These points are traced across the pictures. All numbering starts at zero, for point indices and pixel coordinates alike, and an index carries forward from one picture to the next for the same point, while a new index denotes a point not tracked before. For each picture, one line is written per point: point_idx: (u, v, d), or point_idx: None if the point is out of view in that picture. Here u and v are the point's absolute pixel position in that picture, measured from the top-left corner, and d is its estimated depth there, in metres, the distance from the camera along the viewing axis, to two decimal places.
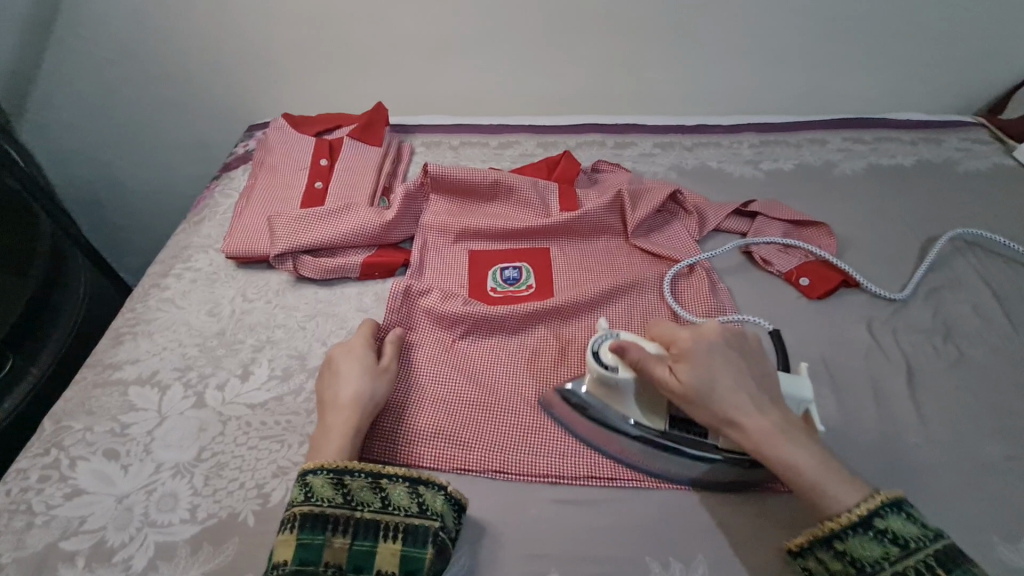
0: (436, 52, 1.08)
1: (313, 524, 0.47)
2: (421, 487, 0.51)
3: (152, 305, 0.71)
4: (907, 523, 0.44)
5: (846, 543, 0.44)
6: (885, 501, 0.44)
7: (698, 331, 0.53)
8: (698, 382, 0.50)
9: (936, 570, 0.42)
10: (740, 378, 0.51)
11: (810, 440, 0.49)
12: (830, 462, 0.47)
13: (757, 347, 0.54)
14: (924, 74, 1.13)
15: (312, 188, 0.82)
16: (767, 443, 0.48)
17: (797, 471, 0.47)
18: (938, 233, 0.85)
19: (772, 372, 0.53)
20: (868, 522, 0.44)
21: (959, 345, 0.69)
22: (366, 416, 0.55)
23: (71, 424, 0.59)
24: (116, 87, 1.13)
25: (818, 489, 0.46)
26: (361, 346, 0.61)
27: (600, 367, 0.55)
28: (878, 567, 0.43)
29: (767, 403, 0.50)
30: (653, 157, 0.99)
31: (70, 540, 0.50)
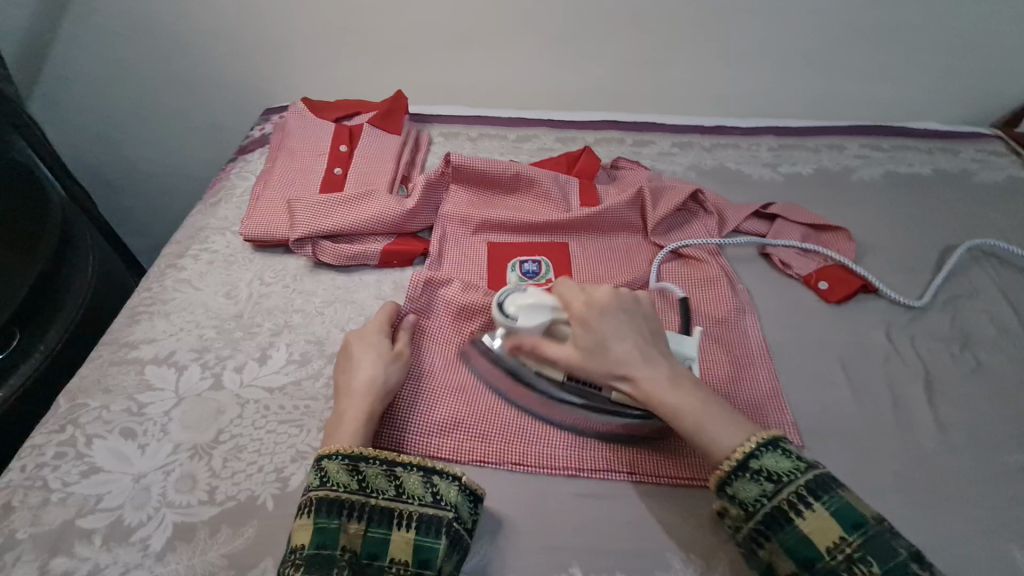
0: (456, 42, 1.07)
1: (329, 509, 0.46)
2: (434, 477, 0.50)
3: (168, 285, 0.71)
4: (780, 459, 0.46)
5: (732, 488, 0.46)
6: (761, 441, 0.47)
7: (592, 294, 0.55)
8: (591, 342, 0.52)
9: (809, 500, 0.44)
10: (632, 337, 0.53)
11: (697, 389, 0.51)
12: (714, 407, 0.50)
13: (648, 307, 0.56)
14: (942, 84, 1.14)
15: (331, 173, 0.82)
16: (656, 395, 0.50)
17: (683, 419, 0.49)
18: (955, 242, 0.86)
19: (661, 331, 0.56)
20: (743, 466, 0.46)
21: (976, 354, 0.69)
22: (379, 403, 0.55)
23: (87, 401, 0.58)
24: (131, 65, 1.11)
25: (702, 435, 0.48)
26: (375, 332, 0.61)
27: (501, 316, 0.58)
28: (759, 505, 0.45)
29: (657, 358, 0.52)
30: (671, 157, 0.99)
31: (87, 518, 0.50)
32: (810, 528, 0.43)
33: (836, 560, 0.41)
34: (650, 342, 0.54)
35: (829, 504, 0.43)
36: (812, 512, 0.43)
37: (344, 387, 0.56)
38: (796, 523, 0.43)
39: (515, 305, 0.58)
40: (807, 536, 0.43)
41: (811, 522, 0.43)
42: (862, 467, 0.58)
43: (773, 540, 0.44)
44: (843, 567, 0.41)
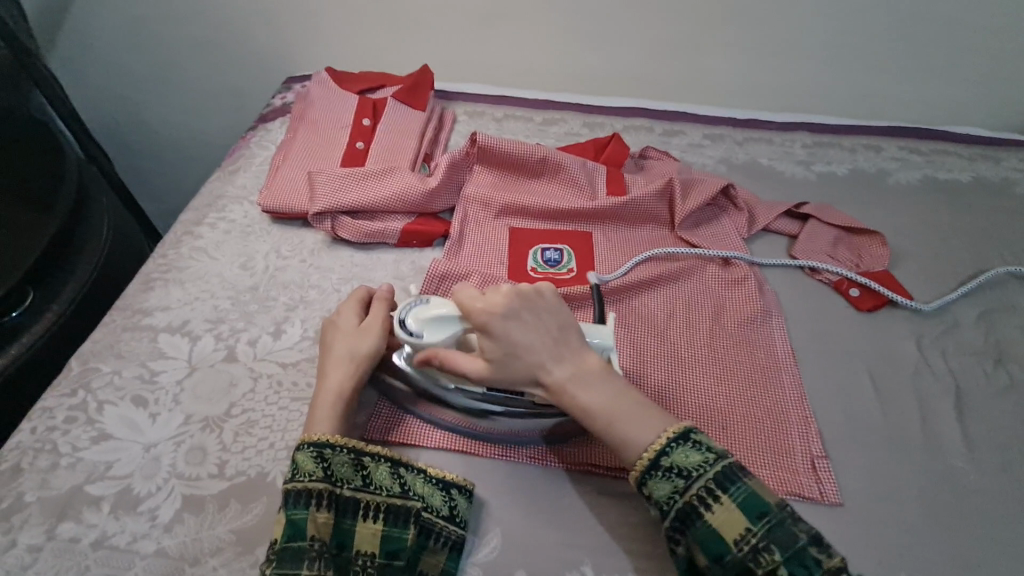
0: (486, 19, 1.04)
1: (297, 499, 0.45)
2: (402, 468, 0.49)
3: (184, 253, 0.69)
4: (690, 453, 0.46)
5: (648, 487, 0.46)
6: (673, 435, 0.46)
7: (491, 300, 0.50)
8: (496, 353, 0.48)
9: (717, 492, 0.44)
10: (540, 340, 0.49)
11: (612, 386, 0.49)
12: (630, 403, 0.48)
13: (552, 300, 0.51)
14: (988, 89, 1.09)
15: (352, 147, 0.79)
16: (568, 399, 0.48)
17: (596, 420, 0.47)
18: (993, 254, 0.82)
19: (571, 321, 0.51)
20: (655, 465, 0.45)
21: (1010, 371, 0.67)
22: (349, 381, 0.53)
23: (99, 366, 0.57)
24: (151, 26, 1.09)
25: (616, 440, 0.47)
26: (346, 309, 0.59)
27: (405, 334, 0.52)
28: (671, 503, 0.45)
29: (568, 357, 0.49)
30: (702, 149, 0.96)
31: (96, 485, 0.49)
32: (718, 521, 0.43)
33: (742, 550, 0.42)
34: (559, 339, 0.50)
35: (736, 496, 0.44)
36: (719, 505, 0.44)
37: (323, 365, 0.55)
38: (705, 518, 0.44)
39: (416, 319, 0.52)
40: (716, 530, 0.43)
41: (719, 516, 0.43)
42: (887, 481, 0.57)
43: (686, 535, 0.44)
44: (749, 557, 0.42)
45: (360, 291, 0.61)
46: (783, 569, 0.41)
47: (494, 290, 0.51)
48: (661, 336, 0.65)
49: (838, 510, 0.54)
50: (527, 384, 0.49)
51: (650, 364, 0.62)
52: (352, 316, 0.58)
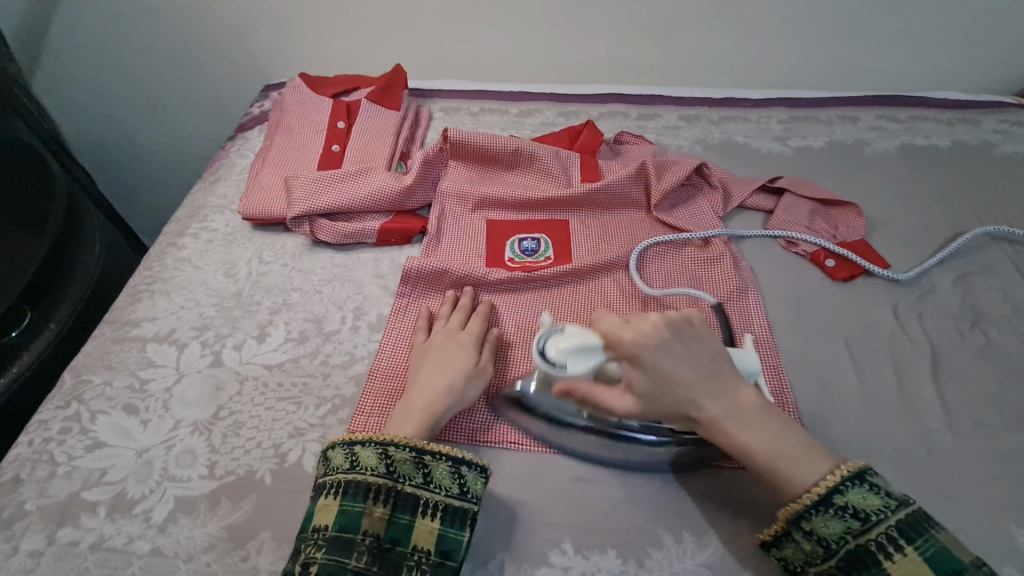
0: (456, 15, 1.04)
1: (356, 491, 0.47)
2: (462, 467, 0.49)
3: (169, 264, 0.71)
4: (868, 495, 0.45)
5: (810, 523, 0.45)
6: (846, 474, 0.45)
7: (639, 328, 0.50)
8: (647, 385, 0.49)
9: (898, 542, 0.43)
10: (691, 374, 0.49)
11: (767, 415, 0.49)
12: (789, 442, 0.48)
13: (701, 327, 0.52)
14: (965, 52, 1.08)
15: (329, 150, 0.81)
16: (724, 433, 0.48)
17: (760, 456, 0.47)
18: (972, 217, 0.83)
19: (719, 353, 0.51)
20: (829, 501, 0.45)
21: (986, 332, 0.68)
22: (447, 405, 0.54)
23: (91, 378, 0.59)
24: (130, 44, 1.11)
25: (777, 478, 0.47)
26: (457, 315, 0.63)
27: (546, 365, 0.52)
28: (841, 543, 0.44)
29: (722, 389, 0.49)
30: (677, 130, 0.96)
31: (92, 491, 0.51)
32: (900, 571, 0.42)
33: None
34: (712, 370, 0.50)
35: (922, 549, 0.42)
36: (904, 556, 0.42)
37: (438, 364, 0.57)
38: (884, 565, 0.42)
39: (557, 348, 0.52)
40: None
41: (901, 566, 0.42)
42: (862, 445, 0.58)
43: None
44: None
45: (484, 310, 0.64)
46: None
47: (642, 318, 0.52)
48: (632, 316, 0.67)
49: None
50: (677, 415, 0.49)
51: None
52: (477, 330, 0.61)
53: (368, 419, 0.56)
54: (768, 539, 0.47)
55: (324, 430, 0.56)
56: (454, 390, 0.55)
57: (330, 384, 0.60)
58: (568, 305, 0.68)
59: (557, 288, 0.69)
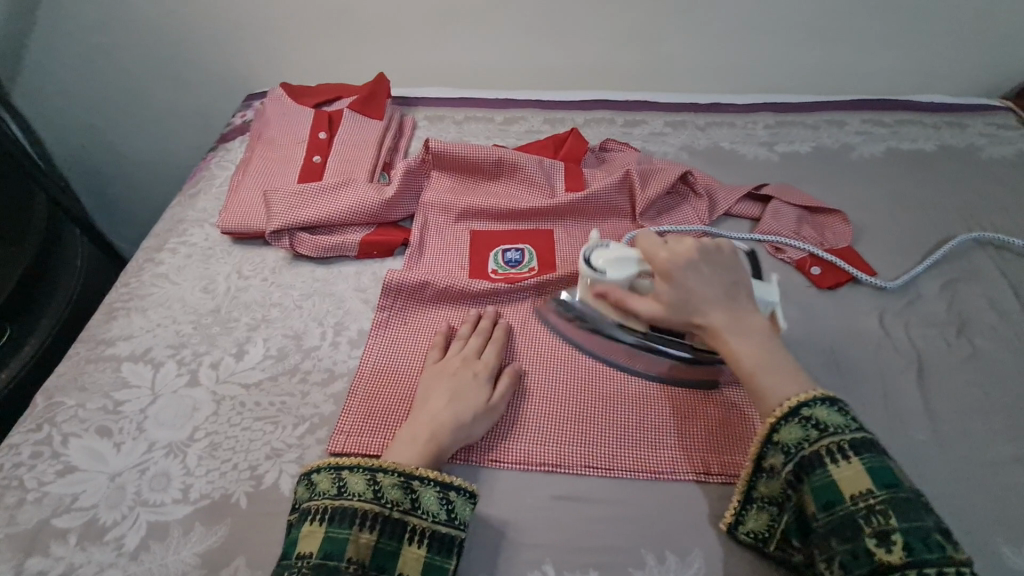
0: (440, 22, 1.04)
1: (342, 517, 0.46)
2: (451, 493, 0.49)
3: (146, 280, 0.70)
4: (833, 412, 0.44)
5: (776, 433, 0.46)
6: (818, 395, 0.45)
7: (672, 247, 0.53)
8: (667, 294, 0.52)
9: (847, 453, 0.42)
10: (710, 285, 0.51)
11: (770, 340, 0.50)
12: (780, 361, 0.48)
13: (730, 255, 0.54)
14: (951, 55, 1.08)
15: (309, 162, 0.80)
16: (723, 344, 0.50)
17: (745, 365, 0.48)
18: (958, 222, 0.82)
19: (744, 280, 0.53)
20: (793, 411, 0.45)
21: (972, 339, 0.67)
22: (450, 435, 0.53)
23: (63, 400, 0.58)
24: (113, 54, 1.10)
25: (757, 385, 0.47)
26: (474, 339, 0.62)
27: (591, 271, 0.57)
28: (797, 449, 0.44)
29: (736, 310, 0.51)
30: (663, 137, 0.96)
31: (62, 517, 0.50)
32: (840, 475, 0.42)
33: (857, 506, 0.40)
34: (732, 290, 0.52)
35: (867, 461, 0.42)
36: (846, 464, 0.42)
37: (452, 393, 0.56)
38: (827, 468, 0.43)
39: (602, 259, 0.57)
40: (835, 482, 0.42)
41: (843, 471, 0.42)
42: None
43: (803, 482, 0.44)
44: (861, 514, 0.40)
45: (501, 333, 0.63)
46: (899, 537, 0.38)
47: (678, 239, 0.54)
48: None
49: None
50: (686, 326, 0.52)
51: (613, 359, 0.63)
52: (494, 360, 0.60)
53: (346, 438, 0.55)
54: (732, 518, 0.49)
55: (302, 451, 0.55)
56: (460, 421, 0.53)
57: (309, 403, 0.59)
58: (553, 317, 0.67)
59: (541, 300, 0.68)
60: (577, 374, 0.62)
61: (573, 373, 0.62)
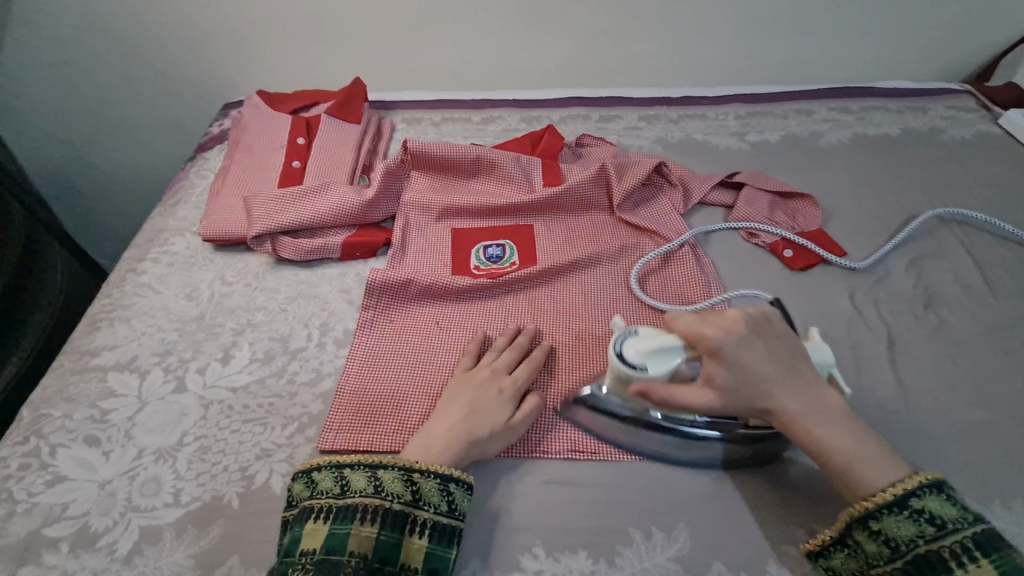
0: (415, 26, 1.05)
1: (344, 514, 0.47)
2: (450, 484, 0.49)
3: (128, 290, 0.70)
4: (946, 504, 0.43)
5: (880, 522, 0.44)
6: (924, 481, 0.44)
7: (719, 324, 0.50)
8: (730, 382, 0.48)
9: (973, 554, 0.41)
10: (770, 368, 0.49)
11: (846, 417, 0.48)
12: (865, 442, 0.47)
13: (777, 323, 0.52)
14: (911, 42, 1.12)
15: (289, 167, 0.80)
16: (803, 430, 0.47)
17: (836, 455, 0.46)
18: (922, 202, 0.85)
19: (798, 350, 0.51)
20: (905, 503, 0.44)
21: (939, 313, 0.70)
22: (463, 443, 0.52)
23: (49, 411, 0.58)
24: (87, 68, 1.09)
25: (851, 476, 0.46)
26: (507, 354, 0.61)
27: (628, 369, 0.52)
28: (912, 546, 0.43)
29: (802, 387, 0.49)
30: (638, 131, 0.98)
31: (53, 526, 0.50)
32: None
33: None
34: (791, 367, 0.50)
35: (998, 563, 0.41)
36: (977, 568, 0.41)
37: (471, 408, 0.55)
38: (956, 573, 0.41)
39: (637, 352, 0.52)
40: None
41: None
42: None
43: None
44: None
45: (541, 353, 0.62)
46: None
47: (719, 315, 0.51)
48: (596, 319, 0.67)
49: (775, 464, 0.55)
50: (755, 412, 0.49)
51: (593, 347, 0.65)
52: (524, 378, 0.59)
53: (335, 435, 0.56)
54: (816, 547, 0.48)
55: (291, 450, 0.55)
56: (478, 437, 0.53)
57: (297, 403, 0.59)
58: (535, 308, 0.69)
59: (523, 293, 0.70)
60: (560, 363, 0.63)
61: (558, 361, 0.63)
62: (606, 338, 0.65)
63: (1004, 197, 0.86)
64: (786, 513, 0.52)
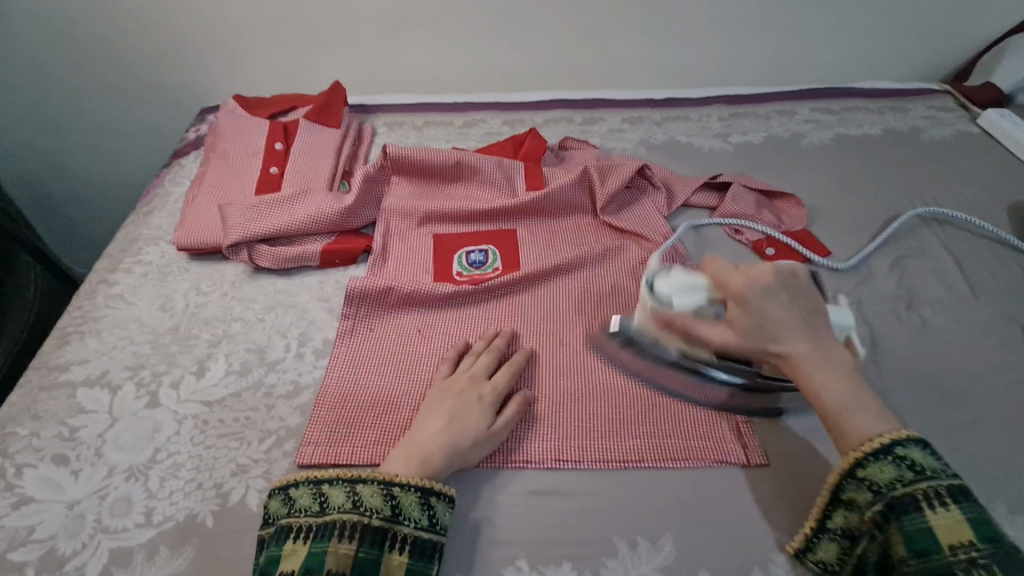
0: (395, 29, 1.04)
1: (323, 532, 0.45)
2: (432, 498, 0.48)
3: (100, 302, 0.68)
4: (927, 456, 0.43)
5: (864, 470, 0.44)
6: (909, 434, 0.44)
7: (749, 272, 0.52)
8: (745, 320, 0.50)
9: (945, 499, 0.41)
10: (788, 315, 0.50)
11: (851, 373, 0.48)
12: (864, 397, 0.47)
13: (808, 283, 0.52)
14: (891, 42, 1.13)
15: (266, 173, 0.79)
16: (801, 374, 0.48)
17: (830, 401, 0.47)
18: (904, 202, 0.86)
19: (822, 308, 0.51)
20: (887, 449, 0.43)
21: (921, 312, 0.70)
22: (444, 453, 0.52)
23: (16, 430, 0.56)
24: (59, 72, 1.07)
25: (842, 423, 0.46)
26: (485, 357, 0.60)
27: (655, 302, 0.56)
28: (890, 490, 0.42)
29: (814, 337, 0.50)
30: (622, 133, 0.97)
31: (18, 551, 0.48)
32: (939, 523, 0.40)
33: (958, 558, 0.38)
34: (811, 320, 0.50)
35: (967, 511, 0.40)
36: (946, 511, 0.40)
37: (453, 414, 0.55)
38: (924, 513, 0.41)
39: (666, 287, 0.56)
40: (932, 529, 0.40)
41: (942, 519, 0.40)
42: (820, 433, 0.57)
43: (893, 523, 0.42)
44: (963, 567, 0.38)
45: (521, 357, 0.61)
46: None
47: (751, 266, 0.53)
48: (579, 325, 0.67)
49: (762, 470, 0.55)
50: (762, 355, 0.51)
51: (578, 354, 0.64)
52: (504, 383, 0.58)
53: (314, 449, 0.55)
54: (800, 544, 0.49)
55: (268, 465, 0.54)
56: (458, 448, 0.52)
57: (274, 416, 0.58)
58: (518, 314, 0.68)
59: (506, 299, 0.69)
60: (546, 369, 0.62)
61: (544, 367, 0.62)
62: (590, 345, 0.65)
63: (984, 196, 0.87)
64: (771, 520, 0.52)
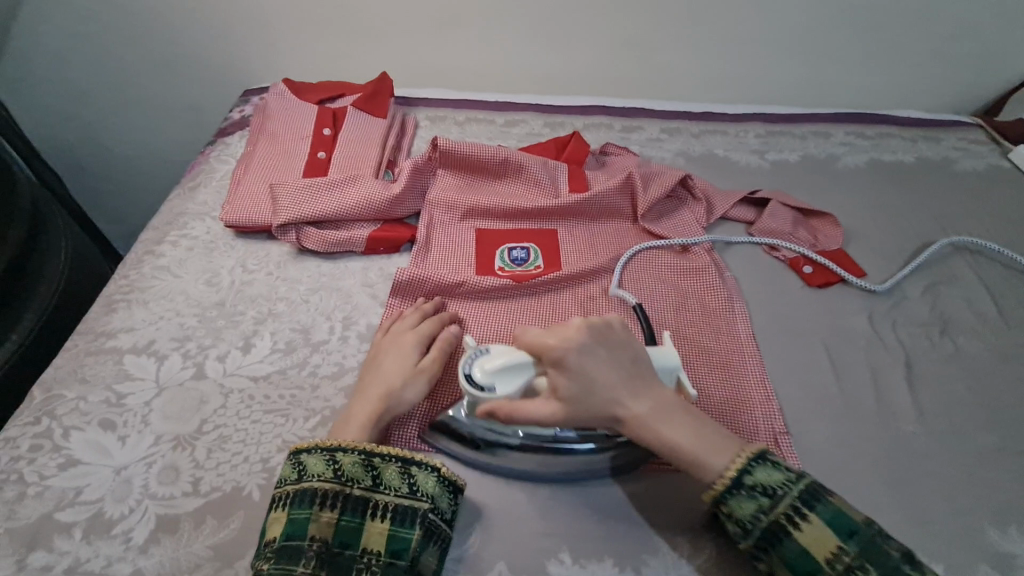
0: (442, 25, 1.05)
1: (302, 498, 0.46)
2: (412, 467, 0.49)
3: (147, 272, 0.69)
4: (771, 472, 0.46)
5: (728, 506, 0.46)
6: (750, 455, 0.47)
7: (563, 331, 0.50)
8: (573, 390, 0.48)
9: (803, 511, 0.44)
10: (610, 373, 0.49)
11: (689, 414, 0.49)
12: (707, 433, 0.48)
13: (623, 332, 0.52)
14: (928, 72, 1.14)
15: (314, 157, 0.80)
16: (646, 432, 0.48)
17: (681, 450, 0.47)
18: (936, 229, 0.87)
19: (641, 355, 0.51)
20: (738, 483, 0.46)
21: (954, 338, 0.71)
22: (386, 410, 0.53)
23: (62, 392, 0.56)
24: (107, 44, 1.08)
25: (697, 469, 0.47)
26: (410, 316, 0.62)
27: (474, 390, 0.50)
28: (755, 522, 0.45)
29: (644, 389, 0.49)
30: (660, 143, 0.99)
31: (66, 511, 0.48)
32: (808, 539, 0.43)
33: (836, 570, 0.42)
34: (634, 372, 0.50)
35: (823, 514, 0.44)
36: (810, 524, 0.44)
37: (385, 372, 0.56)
38: (794, 536, 0.44)
39: (484, 371, 0.50)
40: (805, 549, 0.43)
41: (809, 534, 0.43)
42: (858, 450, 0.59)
43: (771, 554, 0.44)
44: None
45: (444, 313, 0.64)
46: None
47: (564, 324, 0.51)
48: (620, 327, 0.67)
49: None
50: (603, 420, 0.49)
51: None
52: (430, 336, 0.60)
53: None
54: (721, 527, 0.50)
55: None
56: (397, 400, 0.54)
57: (319, 395, 0.58)
58: (559, 311, 0.68)
59: (548, 296, 0.70)
60: None
61: None
62: None
63: (1015, 229, 0.88)
64: None
